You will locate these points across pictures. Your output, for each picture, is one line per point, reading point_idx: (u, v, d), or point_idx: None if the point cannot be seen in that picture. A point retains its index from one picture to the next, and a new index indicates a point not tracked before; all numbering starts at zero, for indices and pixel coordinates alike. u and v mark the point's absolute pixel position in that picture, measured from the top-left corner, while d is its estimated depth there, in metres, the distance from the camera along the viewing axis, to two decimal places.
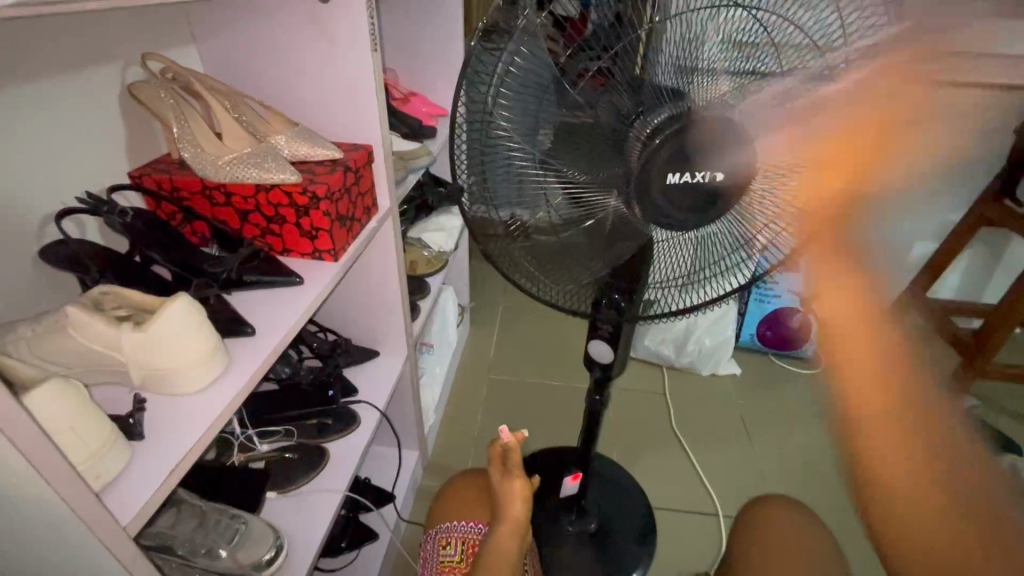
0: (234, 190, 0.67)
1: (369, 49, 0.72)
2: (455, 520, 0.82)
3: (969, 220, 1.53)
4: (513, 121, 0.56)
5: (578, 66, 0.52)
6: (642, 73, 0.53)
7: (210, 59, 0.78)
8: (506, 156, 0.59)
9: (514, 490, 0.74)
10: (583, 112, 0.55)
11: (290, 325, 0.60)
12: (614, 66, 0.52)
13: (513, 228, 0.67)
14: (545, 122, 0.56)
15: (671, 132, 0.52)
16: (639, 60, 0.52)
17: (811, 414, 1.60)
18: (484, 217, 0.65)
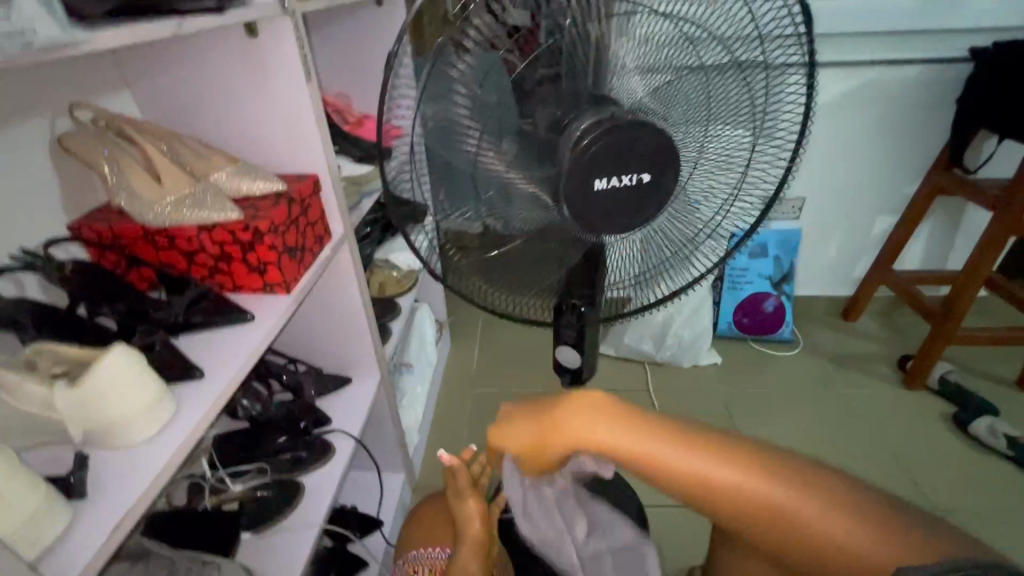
0: (176, 232, 0.67)
1: (304, 80, 0.73)
2: (423, 545, 0.83)
3: (925, 191, 1.57)
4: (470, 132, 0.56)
5: (534, 76, 0.53)
6: (587, 77, 0.54)
7: (145, 102, 0.78)
8: (467, 166, 0.58)
9: (471, 511, 0.77)
10: (530, 119, 0.56)
11: (240, 363, 0.60)
12: (567, 74, 0.54)
13: (481, 237, 0.67)
14: (502, 131, 0.57)
15: (597, 137, 0.53)
16: (586, 65, 0.54)
17: (793, 395, 1.62)
18: (453, 231, 0.65)
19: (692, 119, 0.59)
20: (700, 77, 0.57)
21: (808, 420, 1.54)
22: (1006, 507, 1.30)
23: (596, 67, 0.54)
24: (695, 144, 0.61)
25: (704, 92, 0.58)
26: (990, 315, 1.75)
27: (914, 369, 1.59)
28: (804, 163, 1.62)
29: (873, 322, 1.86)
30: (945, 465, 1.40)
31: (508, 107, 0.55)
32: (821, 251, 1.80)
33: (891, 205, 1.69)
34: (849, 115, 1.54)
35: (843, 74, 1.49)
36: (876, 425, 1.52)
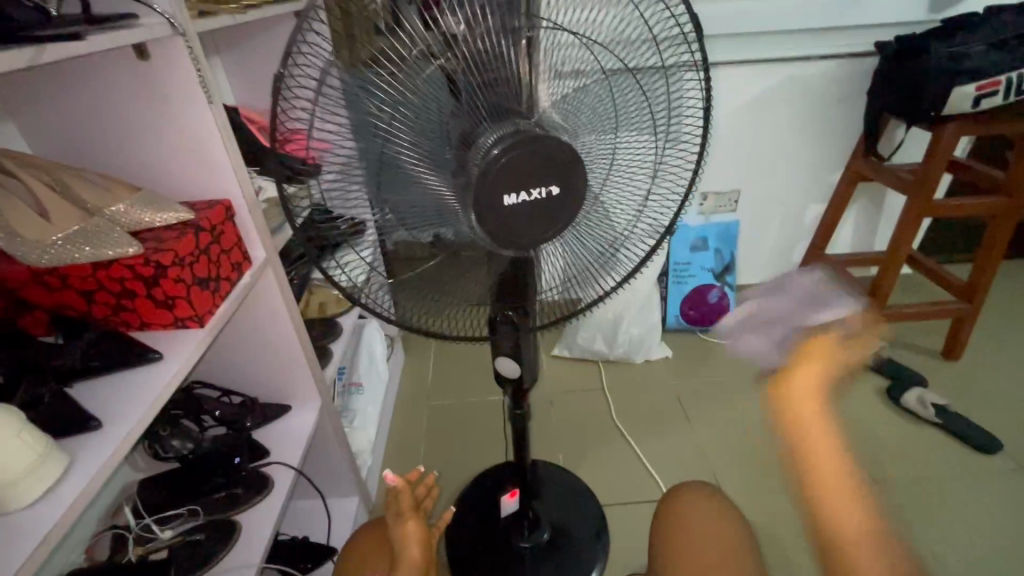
0: (68, 272, 0.62)
1: (205, 102, 0.69)
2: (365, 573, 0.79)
3: (847, 178, 1.65)
4: (411, 142, 0.54)
5: (467, 80, 0.52)
6: (513, 80, 0.54)
7: (32, 130, 0.73)
8: (408, 177, 0.56)
9: (410, 534, 0.75)
10: (467, 127, 0.54)
11: (144, 407, 0.56)
12: (499, 78, 0.53)
13: (433, 246, 0.65)
14: (446, 141, 0.54)
15: (505, 150, 0.52)
16: (513, 67, 0.53)
17: (741, 382, 1.67)
18: (403, 243, 0.64)
19: (598, 126, 0.62)
20: (602, 81, 0.59)
21: (756, 405, 1.60)
22: (938, 472, 1.38)
23: (519, 68, 0.54)
24: (609, 149, 0.63)
25: (610, 98, 0.60)
26: (916, 292, 1.85)
27: (850, 348, 1.67)
28: (736, 157, 1.68)
29: None
30: (881, 438, 1.48)
31: (445, 113, 0.53)
32: (759, 242, 1.87)
33: (819, 194, 1.78)
34: (773, 109, 1.61)
35: (763, 71, 1.55)
36: None
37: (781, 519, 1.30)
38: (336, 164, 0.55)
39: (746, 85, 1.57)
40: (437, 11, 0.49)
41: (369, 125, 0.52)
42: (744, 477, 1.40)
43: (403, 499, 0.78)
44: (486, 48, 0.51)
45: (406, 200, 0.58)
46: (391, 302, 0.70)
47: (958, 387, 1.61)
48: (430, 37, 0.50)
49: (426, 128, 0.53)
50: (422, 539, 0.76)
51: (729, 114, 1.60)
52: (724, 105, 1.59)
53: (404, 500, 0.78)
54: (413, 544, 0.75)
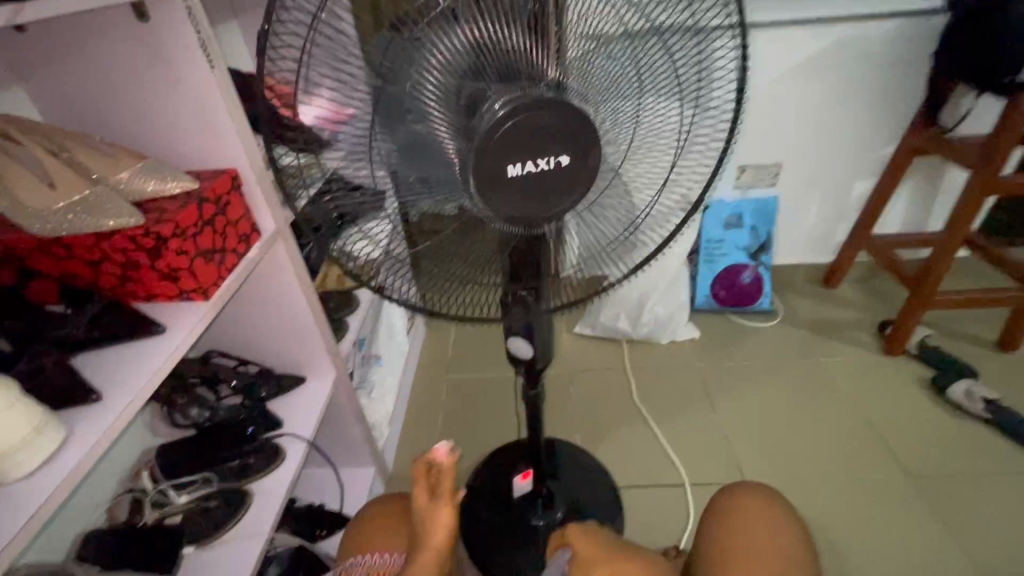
0: (73, 241, 0.61)
1: (205, 65, 0.66)
2: (368, 551, 0.82)
3: (903, 150, 1.52)
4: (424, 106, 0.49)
5: (469, 34, 0.47)
6: (522, 35, 0.48)
7: (40, 96, 0.71)
8: (424, 142, 0.51)
9: (440, 516, 0.75)
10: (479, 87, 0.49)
11: (144, 380, 0.56)
12: (507, 30, 0.47)
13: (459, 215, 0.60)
14: (457, 100, 0.49)
15: (514, 114, 0.48)
16: (523, 19, 0.47)
17: (773, 367, 1.60)
18: (431, 213, 0.59)
19: (623, 91, 0.55)
20: (627, 43, 0.53)
21: (787, 391, 1.53)
22: (982, 471, 1.30)
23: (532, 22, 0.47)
24: (631, 120, 0.58)
25: (634, 63, 0.54)
26: (972, 277, 1.72)
27: (893, 335, 1.57)
28: (778, 127, 1.56)
29: (853, 287, 1.84)
30: (921, 431, 1.39)
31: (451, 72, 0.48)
32: (799, 219, 1.76)
33: (869, 168, 1.64)
34: (822, 75, 1.47)
35: (814, 31, 1.42)
36: (854, 394, 1.50)
37: (805, 511, 1.25)
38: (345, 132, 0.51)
39: (794, 48, 1.44)
40: None
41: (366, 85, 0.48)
42: (770, 466, 1.35)
43: (441, 485, 0.76)
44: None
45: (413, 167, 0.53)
46: (413, 283, 0.67)
47: (1012, 381, 1.49)
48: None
49: (432, 85, 0.48)
50: (449, 523, 0.75)
51: (773, 80, 1.48)
52: (769, 70, 1.47)
53: (444, 487, 0.76)
54: (439, 525, 0.74)
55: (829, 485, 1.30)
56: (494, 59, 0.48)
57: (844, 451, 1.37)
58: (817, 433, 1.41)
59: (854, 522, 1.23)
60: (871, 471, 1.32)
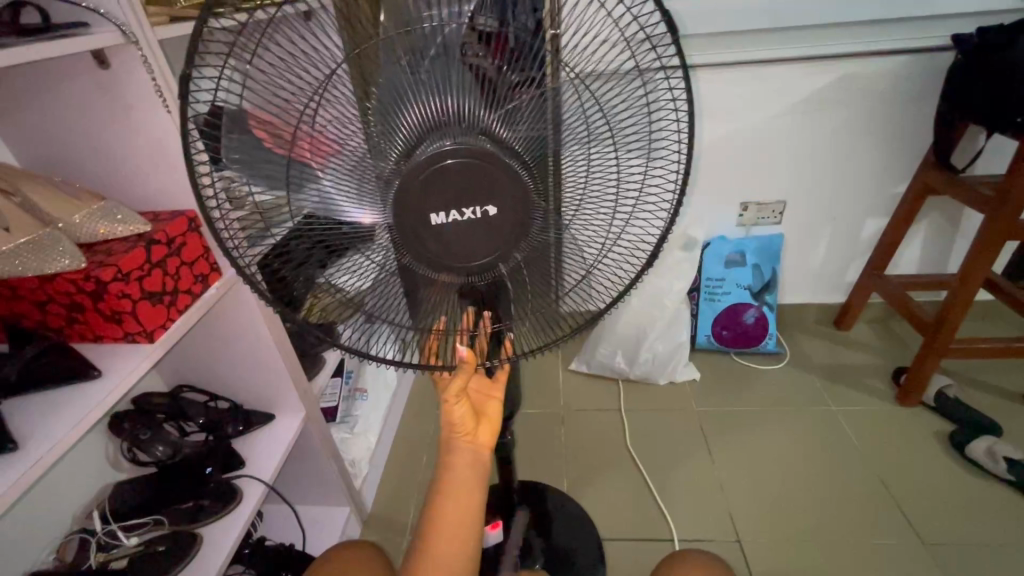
0: (18, 283, 0.62)
1: (160, 107, 0.67)
2: None
3: (914, 190, 1.45)
4: (374, 152, 0.48)
5: (413, 81, 0.46)
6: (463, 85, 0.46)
7: (15, 138, 0.73)
8: (377, 186, 0.50)
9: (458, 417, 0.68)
10: (423, 127, 0.48)
11: (66, 430, 0.55)
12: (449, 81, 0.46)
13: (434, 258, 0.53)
14: (406, 143, 0.48)
15: (457, 154, 0.48)
16: (461, 70, 0.46)
17: (776, 414, 1.51)
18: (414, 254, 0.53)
19: (569, 145, 0.53)
20: (572, 94, 0.50)
21: (791, 440, 1.44)
22: (1006, 540, 1.18)
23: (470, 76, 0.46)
24: (579, 169, 0.55)
25: (580, 112, 0.51)
26: (995, 323, 1.61)
27: (907, 384, 1.47)
28: (780, 165, 1.52)
29: (867, 330, 1.75)
30: (937, 490, 1.29)
31: (393, 112, 0.46)
32: (807, 257, 1.69)
33: (880, 207, 1.58)
34: (824, 113, 1.43)
35: (815, 68, 1.38)
36: (864, 447, 1.41)
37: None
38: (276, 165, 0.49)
39: (794, 85, 1.40)
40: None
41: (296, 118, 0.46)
42: (768, 523, 1.26)
43: (452, 382, 0.66)
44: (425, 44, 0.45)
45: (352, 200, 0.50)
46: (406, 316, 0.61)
47: None
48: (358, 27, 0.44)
49: (369, 130, 0.47)
50: (467, 414, 0.69)
51: (773, 117, 1.45)
52: (767, 108, 1.43)
53: (455, 385, 0.66)
54: (455, 417, 0.68)
55: (832, 548, 1.20)
56: (429, 101, 0.47)
57: (850, 510, 1.27)
58: (821, 488, 1.32)
59: None
60: (880, 535, 1.22)
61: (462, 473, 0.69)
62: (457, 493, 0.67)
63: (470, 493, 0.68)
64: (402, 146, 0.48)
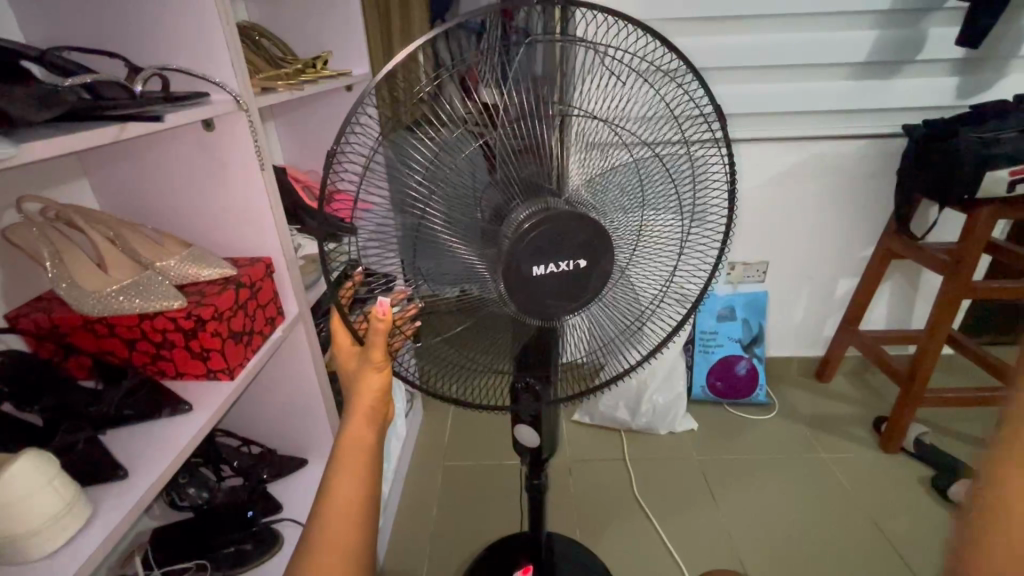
0: (116, 320, 0.66)
1: (257, 167, 0.75)
2: None
3: (879, 254, 1.63)
4: (451, 219, 0.56)
5: (507, 158, 0.55)
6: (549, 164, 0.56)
7: (102, 189, 0.79)
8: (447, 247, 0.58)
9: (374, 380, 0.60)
10: (506, 197, 0.56)
11: (167, 460, 0.57)
12: (534, 161, 0.56)
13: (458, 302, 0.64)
14: (483, 211, 0.57)
15: (542, 224, 0.54)
16: (547, 152, 0.56)
17: (772, 461, 1.59)
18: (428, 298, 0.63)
19: (627, 208, 0.64)
20: (632, 167, 0.61)
21: (788, 487, 1.51)
22: None
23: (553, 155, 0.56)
24: (637, 229, 0.65)
25: (638, 182, 0.63)
26: (958, 375, 1.77)
27: (888, 431, 1.58)
28: (762, 229, 1.69)
29: (846, 381, 1.88)
30: (926, 533, 1.37)
31: (477, 183, 0.56)
32: (788, 314, 1.83)
33: (850, 268, 1.76)
34: (798, 185, 1.62)
35: (789, 147, 1.58)
36: (857, 493, 1.49)
37: None
38: (368, 222, 0.57)
39: (774, 160, 1.59)
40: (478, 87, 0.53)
41: (406, 191, 0.55)
42: (774, 569, 1.30)
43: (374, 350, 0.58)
44: (524, 129, 0.54)
45: (448, 255, 0.59)
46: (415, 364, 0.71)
47: None
48: (468, 109, 0.53)
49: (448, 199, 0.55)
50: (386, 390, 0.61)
51: (757, 186, 1.63)
52: (750, 179, 1.62)
53: (377, 351, 0.59)
54: (371, 391, 0.60)
55: None
56: (515, 176, 0.55)
57: (849, 553, 1.33)
58: (821, 533, 1.38)
59: None
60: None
61: (360, 440, 0.59)
62: (350, 468, 0.57)
63: (369, 459, 0.58)
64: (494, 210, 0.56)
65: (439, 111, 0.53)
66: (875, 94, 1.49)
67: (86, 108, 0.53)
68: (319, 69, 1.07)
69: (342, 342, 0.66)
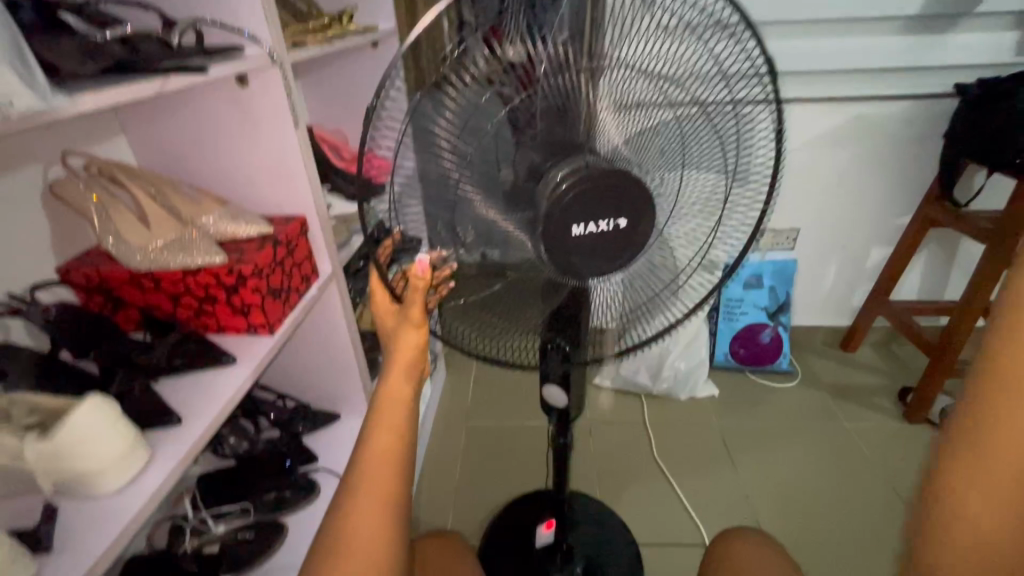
0: (162, 275, 0.68)
1: (292, 126, 0.74)
2: None
3: (917, 222, 1.57)
4: (483, 177, 0.56)
5: (541, 116, 0.54)
6: (585, 122, 0.55)
7: (140, 146, 0.80)
8: (479, 205, 0.58)
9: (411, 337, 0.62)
10: (537, 155, 0.56)
11: (216, 410, 0.60)
12: (569, 119, 0.55)
13: (481, 266, 0.64)
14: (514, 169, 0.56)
15: (581, 182, 0.54)
16: (584, 108, 0.55)
17: (792, 428, 1.60)
18: (459, 261, 0.62)
19: (667, 166, 0.62)
20: (675, 124, 0.59)
21: (808, 454, 1.52)
22: None
23: (590, 111, 0.55)
24: (676, 188, 0.64)
25: (681, 140, 0.60)
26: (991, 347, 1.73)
27: (914, 401, 1.57)
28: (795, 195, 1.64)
29: (872, 351, 1.86)
30: None
31: (510, 143, 0.55)
32: (816, 282, 1.80)
33: (885, 235, 1.70)
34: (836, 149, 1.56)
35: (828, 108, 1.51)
36: (878, 461, 1.49)
37: None
38: (401, 181, 0.56)
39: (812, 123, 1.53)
40: (500, 40, 0.49)
41: (442, 152, 0.54)
42: (791, 531, 1.33)
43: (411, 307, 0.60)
44: (559, 86, 0.53)
45: (483, 214, 0.59)
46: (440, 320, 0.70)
47: None
48: (500, 68, 0.50)
49: (482, 157, 0.55)
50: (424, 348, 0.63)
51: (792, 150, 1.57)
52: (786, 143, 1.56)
53: (415, 309, 0.60)
54: (409, 348, 0.61)
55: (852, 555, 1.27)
56: (549, 135, 0.55)
57: (867, 518, 1.35)
58: (840, 499, 1.40)
59: None
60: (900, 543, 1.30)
61: (400, 397, 0.61)
62: (388, 421, 0.58)
63: (405, 413, 0.60)
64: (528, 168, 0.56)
65: (471, 74, 0.50)
66: (926, 51, 1.40)
67: (129, 61, 0.53)
68: (346, 24, 1.05)
69: (381, 298, 0.67)
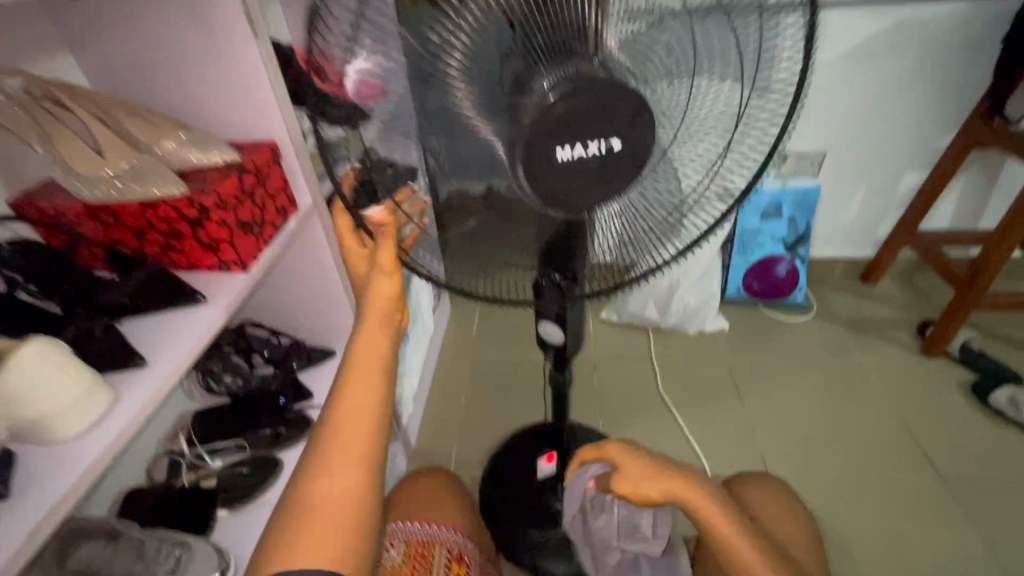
0: (120, 209, 0.62)
1: (250, 37, 0.66)
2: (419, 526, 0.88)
3: (959, 143, 1.44)
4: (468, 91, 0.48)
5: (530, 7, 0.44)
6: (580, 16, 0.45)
7: (87, 63, 0.72)
8: (465, 124, 0.50)
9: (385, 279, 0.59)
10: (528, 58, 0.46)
11: (183, 354, 0.57)
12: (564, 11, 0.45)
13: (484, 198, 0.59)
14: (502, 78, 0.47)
15: (570, 95, 0.45)
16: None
17: (803, 362, 1.56)
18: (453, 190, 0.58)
19: (674, 76, 0.53)
20: (684, 22, 0.50)
21: (817, 388, 1.49)
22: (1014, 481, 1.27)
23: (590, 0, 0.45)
24: (684, 102, 0.55)
25: (691, 41, 0.51)
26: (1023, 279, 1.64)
27: (934, 335, 1.51)
28: (825, 115, 1.49)
29: (894, 283, 1.77)
30: (955, 437, 1.36)
31: (497, 42, 0.45)
32: (841, 211, 1.68)
33: (922, 159, 1.57)
34: (876, 60, 1.40)
35: (872, 12, 1.34)
36: (889, 395, 1.46)
37: (831, 512, 1.24)
38: (379, 106, 0.54)
39: (852, 30, 1.36)
40: None
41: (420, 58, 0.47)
42: (794, 464, 1.33)
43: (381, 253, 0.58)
44: None
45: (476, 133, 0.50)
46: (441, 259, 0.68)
47: None
48: None
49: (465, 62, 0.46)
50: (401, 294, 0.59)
51: (826, 62, 1.41)
52: (820, 54, 1.40)
53: (386, 255, 0.58)
54: (384, 295, 0.58)
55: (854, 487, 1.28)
56: (541, 33, 0.45)
57: (873, 452, 1.34)
58: (846, 433, 1.38)
59: (885, 527, 1.21)
60: (904, 476, 1.30)
61: (376, 346, 0.56)
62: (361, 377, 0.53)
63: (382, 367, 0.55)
64: (513, 76, 0.46)
65: None
66: None
67: None
68: None
69: (348, 243, 0.62)
